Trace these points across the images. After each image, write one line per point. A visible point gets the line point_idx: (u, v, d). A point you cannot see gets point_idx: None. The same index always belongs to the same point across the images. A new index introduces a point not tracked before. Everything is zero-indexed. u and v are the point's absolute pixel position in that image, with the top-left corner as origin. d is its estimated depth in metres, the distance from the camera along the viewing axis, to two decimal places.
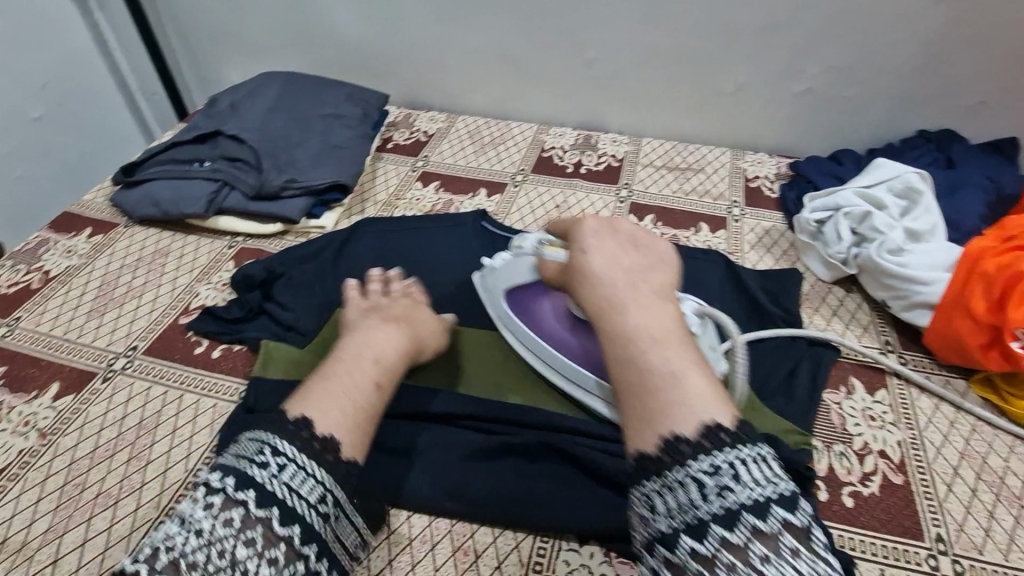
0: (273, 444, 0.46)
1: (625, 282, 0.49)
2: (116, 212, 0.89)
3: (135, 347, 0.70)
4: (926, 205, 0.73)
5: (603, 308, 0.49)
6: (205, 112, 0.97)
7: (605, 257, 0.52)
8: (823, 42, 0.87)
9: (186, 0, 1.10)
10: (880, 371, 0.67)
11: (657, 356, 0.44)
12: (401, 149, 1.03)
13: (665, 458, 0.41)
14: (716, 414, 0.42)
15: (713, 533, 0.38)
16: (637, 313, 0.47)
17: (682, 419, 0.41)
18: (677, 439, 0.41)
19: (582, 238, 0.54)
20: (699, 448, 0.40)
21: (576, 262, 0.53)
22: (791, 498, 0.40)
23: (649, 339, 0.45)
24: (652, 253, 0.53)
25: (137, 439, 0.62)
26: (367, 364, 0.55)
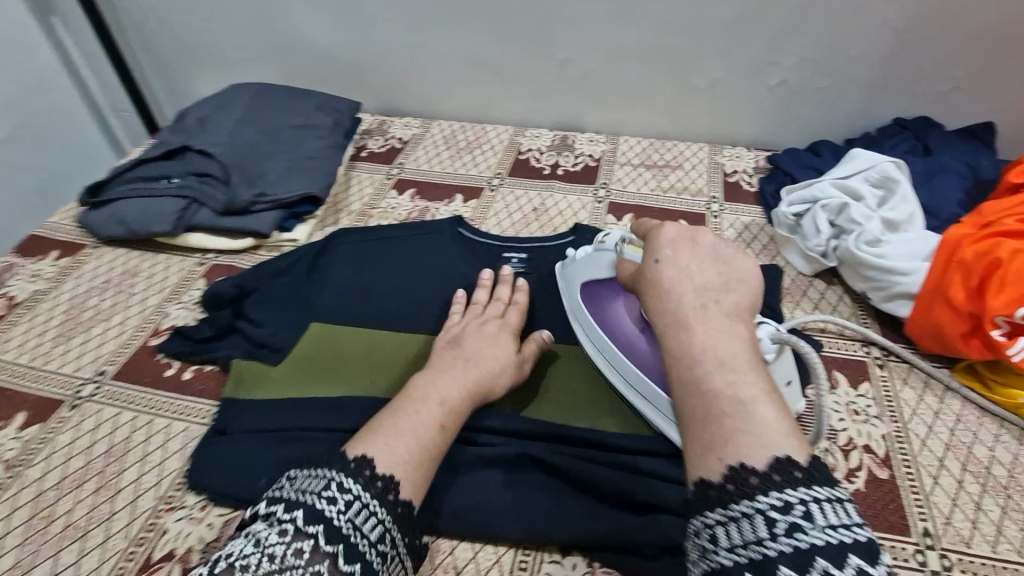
0: (341, 479, 0.44)
1: (695, 296, 0.45)
2: (83, 233, 0.87)
3: (104, 372, 0.68)
4: (902, 193, 0.73)
5: (670, 321, 0.45)
6: (173, 127, 0.95)
7: (679, 269, 0.47)
8: (796, 34, 0.87)
9: (151, 14, 1.09)
10: (862, 363, 0.66)
11: (724, 382, 0.41)
12: (376, 157, 1.01)
13: (731, 489, 0.37)
14: (789, 450, 0.38)
15: (781, 575, 0.33)
16: (705, 331, 0.43)
17: (749, 448, 0.38)
18: (745, 470, 0.37)
19: (658, 247, 0.50)
20: (769, 482, 0.36)
21: (648, 271, 0.49)
22: (873, 552, 0.34)
23: (716, 363, 0.41)
24: (736, 270, 0.47)
25: (105, 467, 0.60)
26: (437, 398, 0.54)
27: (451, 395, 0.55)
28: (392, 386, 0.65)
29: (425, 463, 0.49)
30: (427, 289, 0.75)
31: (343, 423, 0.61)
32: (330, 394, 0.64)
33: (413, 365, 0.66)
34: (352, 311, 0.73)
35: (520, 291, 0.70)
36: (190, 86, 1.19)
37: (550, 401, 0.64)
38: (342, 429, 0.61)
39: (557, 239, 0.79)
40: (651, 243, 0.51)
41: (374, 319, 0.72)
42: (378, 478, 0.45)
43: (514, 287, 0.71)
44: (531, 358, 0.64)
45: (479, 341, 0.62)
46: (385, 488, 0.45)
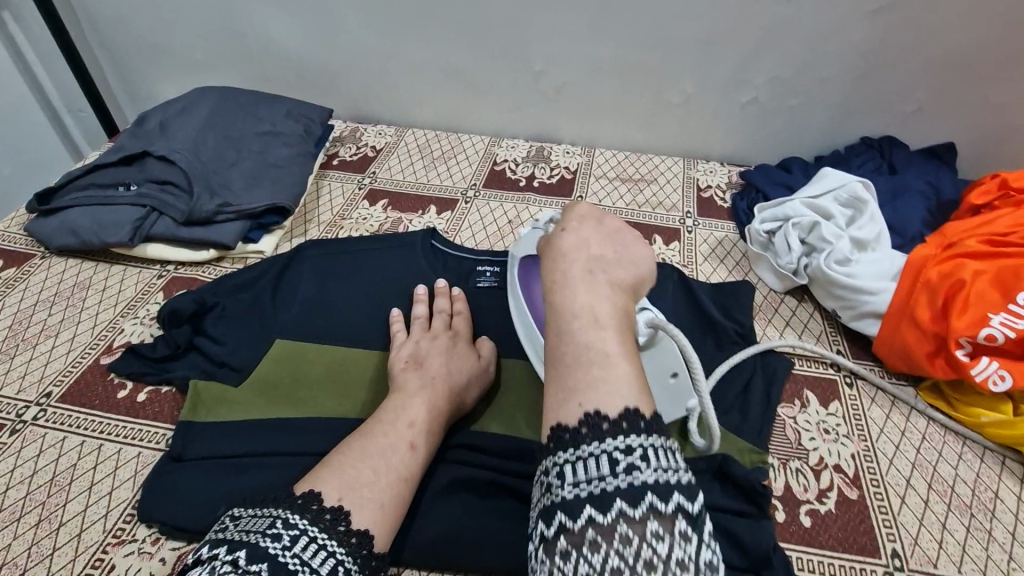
0: (284, 517, 0.42)
1: (585, 260, 0.46)
2: (31, 242, 0.82)
3: (49, 394, 0.65)
4: (870, 214, 0.74)
5: (557, 278, 0.45)
6: (132, 132, 0.90)
7: (580, 236, 0.48)
8: (766, 52, 0.87)
9: (110, 13, 1.04)
10: (832, 381, 0.67)
11: (595, 334, 0.41)
12: (347, 165, 0.98)
13: (583, 433, 0.37)
14: (638, 403, 0.38)
15: (613, 506, 0.35)
16: (587, 287, 0.43)
17: (608, 399, 0.38)
18: (599, 418, 0.37)
19: (567, 218, 0.51)
20: (618, 429, 0.37)
21: (553, 237, 0.49)
22: (694, 487, 0.36)
23: (592, 319, 0.41)
24: (631, 251, 0.48)
25: (47, 498, 0.56)
26: (404, 421, 0.53)
27: (418, 418, 0.54)
28: (359, 407, 0.63)
29: (388, 488, 0.48)
30: (398, 304, 0.73)
31: (308, 446, 0.59)
32: (293, 415, 0.62)
33: (378, 384, 0.65)
34: (320, 327, 0.70)
35: (459, 300, 0.71)
36: (153, 87, 1.15)
37: (530, 419, 0.63)
38: (306, 452, 0.58)
39: None
40: (564, 214, 0.52)
41: (343, 336, 0.70)
42: (319, 506, 0.44)
43: (452, 298, 0.71)
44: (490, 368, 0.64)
45: (454, 365, 0.61)
46: (334, 520, 0.43)
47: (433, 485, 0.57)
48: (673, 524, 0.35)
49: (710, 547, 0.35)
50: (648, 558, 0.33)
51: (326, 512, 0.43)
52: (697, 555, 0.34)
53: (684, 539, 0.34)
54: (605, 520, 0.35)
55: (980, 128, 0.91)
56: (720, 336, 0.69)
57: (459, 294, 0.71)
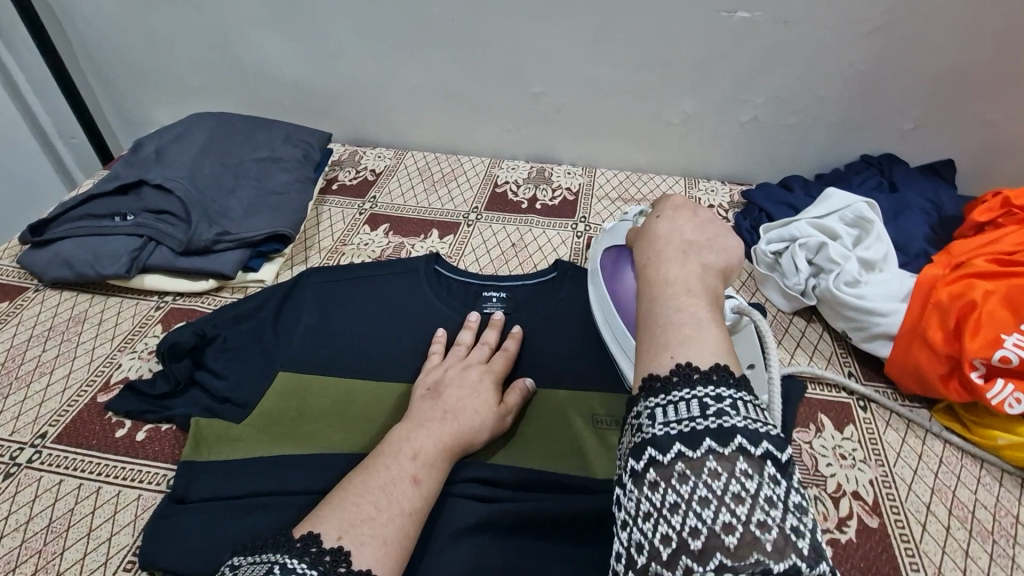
0: (282, 563, 0.40)
1: (680, 244, 0.48)
2: (25, 274, 0.80)
3: (44, 435, 0.62)
4: (877, 233, 0.74)
5: (651, 257, 0.47)
6: (127, 159, 0.89)
7: (672, 223, 0.50)
8: (764, 73, 0.88)
9: (104, 40, 1.03)
10: (846, 405, 0.66)
11: (687, 305, 0.42)
12: (347, 190, 0.98)
13: (675, 380, 0.37)
14: (727, 361, 0.38)
15: (704, 444, 0.34)
16: (682, 266, 0.45)
17: (699, 355, 0.38)
18: (690, 368, 0.37)
19: (661, 208, 0.53)
20: (709, 378, 0.37)
21: (646, 226, 0.52)
22: (782, 439, 0.35)
23: (685, 290, 0.43)
24: (725, 241, 0.49)
25: (44, 546, 0.54)
26: (408, 452, 0.52)
27: (422, 450, 0.53)
28: (365, 442, 0.61)
29: (390, 522, 0.46)
30: (402, 333, 0.71)
31: (313, 483, 0.57)
32: (298, 453, 0.60)
33: (384, 416, 0.63)
34: (324, 359, 0.69)
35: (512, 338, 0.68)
36: (147, 112, 1.14)
37: (542, 450, 0.61)
38: (312, 491, 0.56)
39: (539, 276, 0.77)
40: (658, 204, 0.54)
41: (347, 368, 0.68)
42: (318, 548, 0.41)
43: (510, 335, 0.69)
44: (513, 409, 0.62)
45: (462, 396, 0.60)
46: (335, 562, 0.41)
47: (445, 521, 0.55)
48: (765, 468, 0.33)
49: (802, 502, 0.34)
50: (737, 493, 0.32)
51: (326, 554, 0.41)
52: (788, 504, 0.33)
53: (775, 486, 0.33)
54: (695, 456, 0.34)
55: (977, 143, 0.91)
56: None
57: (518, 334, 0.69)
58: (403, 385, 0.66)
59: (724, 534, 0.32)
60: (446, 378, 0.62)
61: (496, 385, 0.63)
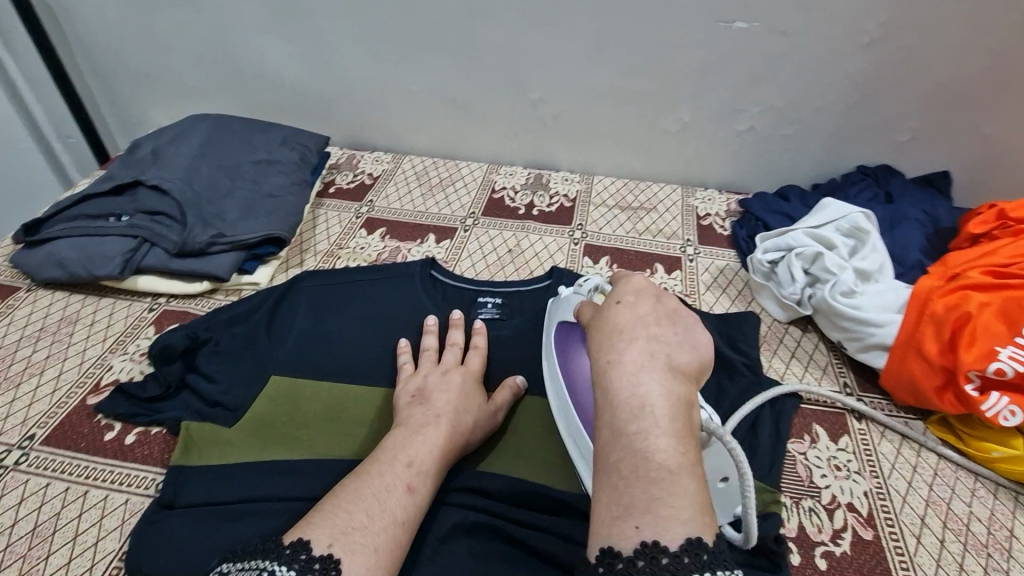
0: (270, 570, 0.40)
1: (645, 344, 0.45)
2: (17, 274, 0.80)
3: (33, 437, 0.62)
4: (872, 244, 0.74)
5: (612, 361, 0.44)
6: (124, 160, 0.88)
7: (635, 318, 0.47)
8: (762, 83, 0.88)
9: (103, 40, 1.03)
10: (841, 416, 0.66)
11: (656, 444, 0.39)
12: (344, 193, 0.97)
13: (639, 565, 0.35)
14: (699, 532, 0.36)
15: None
16: (650, 382, 0.42)
17: (666, 525, 0.36)
18: (655, 547, 0.36)
19: (620, 292, 0.50)
20: (678, 564, 0.35)
21: (605, 312, 0.49)
22: None
23: (653, 422, 0.40)
24: (692, 338, 0.46)
25: (28, 551, 0.53)
26: (403, 460, 0.52)
27: (417, 458, 0.52)
28: (356, 448, 0.60)
29: (383, 531, 0.46)
30: (396, 337, 0.71)
31: (304, 488, 0.56)
32: (289, 457, 0.59)
33: (374, 421, 0.63)
34: (317, 363, 0.68)
35: (477, 334, 0.69)
36: (145, 113, 1.13)
37: (537, 457, 0.61)
38: (303, 497, 0.56)
39: (534, 282, 0.77)
40: (617, 286, 0.51)
41: (341, 372, 0.68)
42: (307, 555, 0.41)
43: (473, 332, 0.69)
44: (501, 408, 0.62)
45: (454, 402, 0.59)
46: (324, 570, 0.41)
47: (437, 530, 0.54)
48: None
49: None
50: None
51: (316, 561, 0.41)
52: None
53: None
54: None
55: (972, 156, 0.92)
56: (729, 369, 0.68)
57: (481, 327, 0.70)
58: (390, 390, 0.66)
59: None
60: (434, 381, 0.62)
61: (479, 385, 0.63)
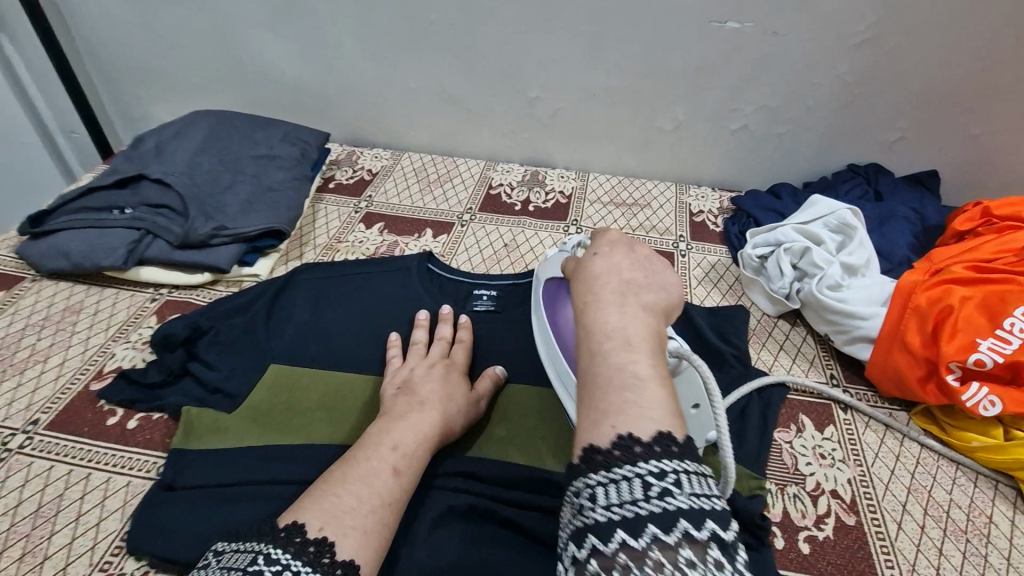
0: (266, 553, 0.40)
1: (618, 284, 0.48)
2: (22, 264, 0.81)
3: (36, 421, 0.63)
4: (860, 239, 0.75)
5: (590, 301, 0.48)
6: (127, 154, 0.90)
7: (610, 263, 0.51)
8: (754, 83, 0.90)
9: (107, 37, 1.05)
10: (827, 406, 0.68)
11: (627, 357, 0.42)
12: (343, 189, 0.99)
13: (616, 454, 0.37)
14: (670, 427, 0.38)
15: (646, 530, 0.33)
16: (622, 311, 0.46)
17: (638, 421, 0.38)
18: (630, 439, 0.37)
19: (598, 245, 0.54)
20: (650, 451, 0.36)
21: (584, 263, 0.53)
22: (728, 519, 0.35)
23: (624, 343, 0.43)
24: (661, 278, 0.50)
25: (31, 531, 0.54)
26: (387, 443, 0.53)
27: (401, 441, 0.54)
28: (345, 436, 0.62)
29: (371, 514, 0.47)
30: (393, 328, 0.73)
31: (301, 472, 0.58)
32: (287, 442, 0.61)
33: (363, 410, 0.64)
34: (315, 353, 0.70)
35: (462, 327, 0.70)
36: (148, 109, 1.15)
37: (528, 446, 0.62)
38: (300, 481, 0.57)
39: (529, 275, 0.78)
40: (595, 240, 0.56)
41: (339, 362, 0.69)
42: (302, 538, 0.42)
43: (455, 324, 0.71)
44: (483, 398, 0.64)
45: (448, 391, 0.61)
46: (318, 553, 0.42)
47: (430, 513, 0.56)
48: (708, 554, 0.33)
49: None
50: None
51: (310, 544, 0.42)
52: None
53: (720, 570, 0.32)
54: (637, 545, 0.33)
55: (960, 156, 0.94)
56: (718, 360, 0.70)
57: (464, 319, 0.71)
58: (378, 380, 0.67)
59: None
60: (417, 373, 0.64)
61: (464, 375, 0.65)
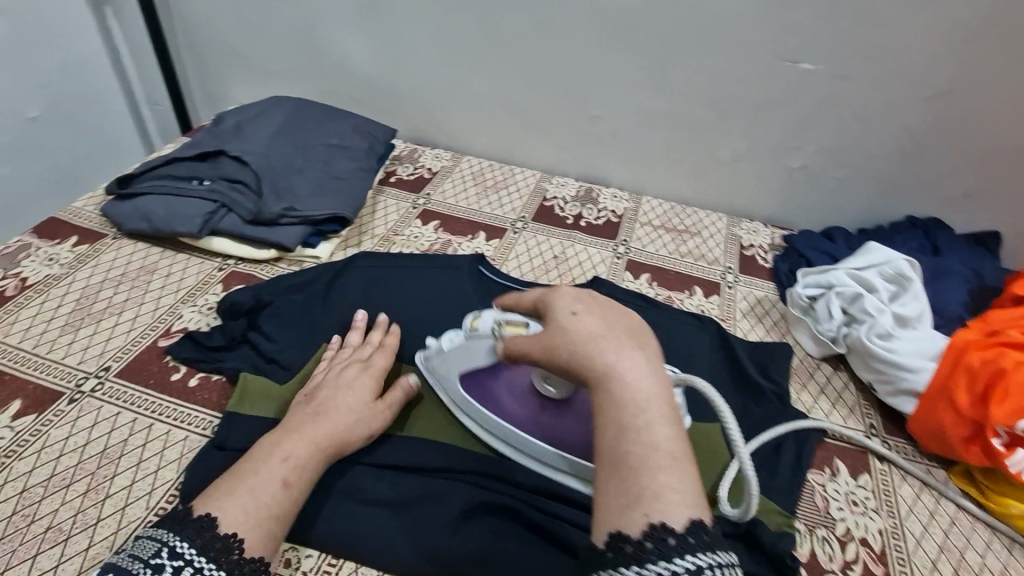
0: (171, 545, 0.43)
1: (622, 345, 0.45)
2: (105, 222, 0.87)
3: (107, 368, 0.67)
4: (915, 291, 0.74)
5: (600, 370, 0.44)
6: (209, 130, 0.96)
7: (602, 324, 0.46)
8: (816, 125, 0.91)
9: (202, 20, 1.11)
10: (864, 454, 0.67)
11: (663, 435, 0.41)
12: (404, 184, 1.03)
13: (650, 547, 0.37)
14: (700, 512, 0.39)
15: None
16: (639, 379, 0.43)
17: (673, 509, 0.38)
18: (665, 529, 0.37)
19: (568, 301, 0.49)
20: (685, 544, 0.37)
21: (559, 323, 0.47)
22: None
23: (650, 415, 0.42)
24: (641, 320, 0.49)
25: (95, 469, 0.58)
26: (279, 456, 0.53)
27: (292, 452, 0.54)
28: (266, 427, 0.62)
29: (256, 526, 0.47)
30: (441, 322, 0.75)
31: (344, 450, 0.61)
32: None
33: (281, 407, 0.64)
34: None
35: (393, 335, 0.71)
36: (228, 91, 1.21)
37: None
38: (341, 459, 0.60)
39: None
40: (551, 297, 0.50)
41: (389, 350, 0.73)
42: (211, 533, 0.45)
43: (387, 331, 0.71)
44: (393, 405, 0.63)
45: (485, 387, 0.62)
46: (225, 549, 0.44)
47: (462, 505, 0.58)
48: None
49: None
50: None
51: (217, 540, 0.44)
52: None
53: None
54: None
55: None
56: (757, 396, 0.71)
57: (395, 329, 0.72)
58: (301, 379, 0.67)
59: None
60: (324, 380, 0.63)
61: (378, 383, 0.64)
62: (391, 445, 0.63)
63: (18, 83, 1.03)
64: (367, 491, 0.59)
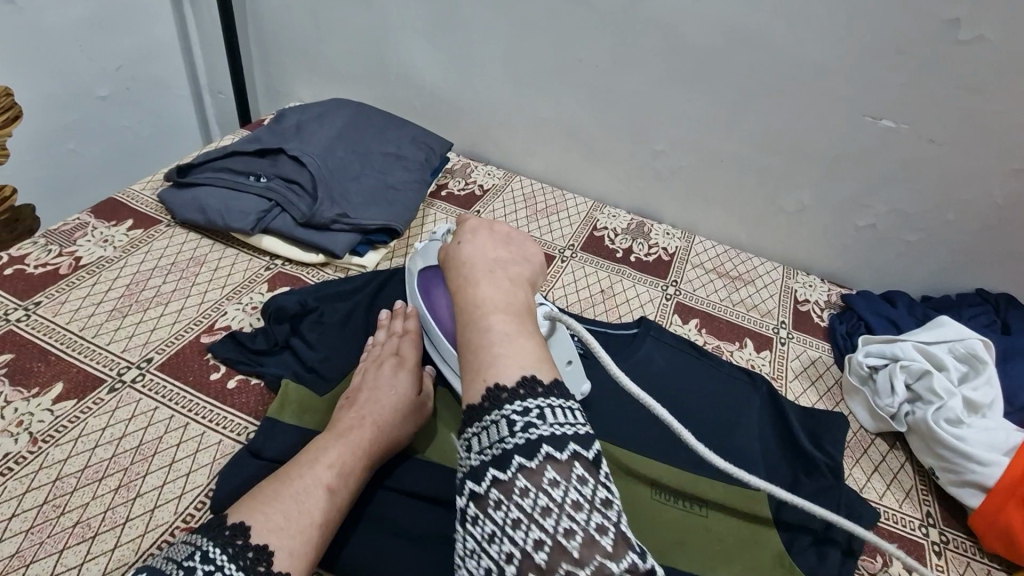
0: (204, 550, 0.43)
1: (488, 263, 0.54)
2: (161, 208, 0.88)
3: (149, 360, 0.67)
4: (988, 376, 0.70)
5: (462, 281, 0.52)
6: (270, 127, 0.96)
7: (476, 247, 0.56)
8: (889, 186, 0.87)
9: (274, 17, 1.13)
10: (920, 546, 0.63)
11: (498, 318, 0.47)
12: (454, 198, 1.01)
13: (487, 404, 0.41)
14: (536, 372, 0.43)
15: (513, 463, 0.38)
16: (492, 285, 0.51)
17: (507, 373, 0.42)
18: (498, 388, 0.41)
19: (461, 234, 0.59)
20: (515, 393, 0.41)
21: (452, 250, 0.57)
22: (590, 438, 0.40)
23: (493, 305, 0.48)
24: (522, 251, 0.57)
25: (129, 465, 0.57)
26: (324, 463, 0.53)
27: (337, 460, 0.54)
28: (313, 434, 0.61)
29: (300, 534, 0.47)
30: None
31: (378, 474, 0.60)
32: None
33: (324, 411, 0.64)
34: None
35: (410, 316, 0.71)
36: (291, 87, 1.22)
37: None
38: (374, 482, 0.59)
39: (621, 328, 0.79)
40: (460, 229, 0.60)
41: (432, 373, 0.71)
42: (243, 541, 0.44)
43: (406, 314, 0.72)
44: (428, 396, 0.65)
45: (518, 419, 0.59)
46: (256, 560, 0.44)
47: None
48: (569, 470, 0.38)
49: (608, 486, 0.39)
50: (545, 506, 0.37)
51: (249, 550, 0.44)
52: (593, 497, 0.38)
53: (579, 481, 0.38)
54: (506, 478, 0.38)
55: None
56: (809, 467, 0.67)
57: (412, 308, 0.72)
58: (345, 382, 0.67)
59: (535, 552, 0.36)
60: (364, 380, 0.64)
61: (414, 371, 0.66)
62: (423, 473, 0.61)
63: (92, 61, 1.05)
64: (397, 521, 0.57)
